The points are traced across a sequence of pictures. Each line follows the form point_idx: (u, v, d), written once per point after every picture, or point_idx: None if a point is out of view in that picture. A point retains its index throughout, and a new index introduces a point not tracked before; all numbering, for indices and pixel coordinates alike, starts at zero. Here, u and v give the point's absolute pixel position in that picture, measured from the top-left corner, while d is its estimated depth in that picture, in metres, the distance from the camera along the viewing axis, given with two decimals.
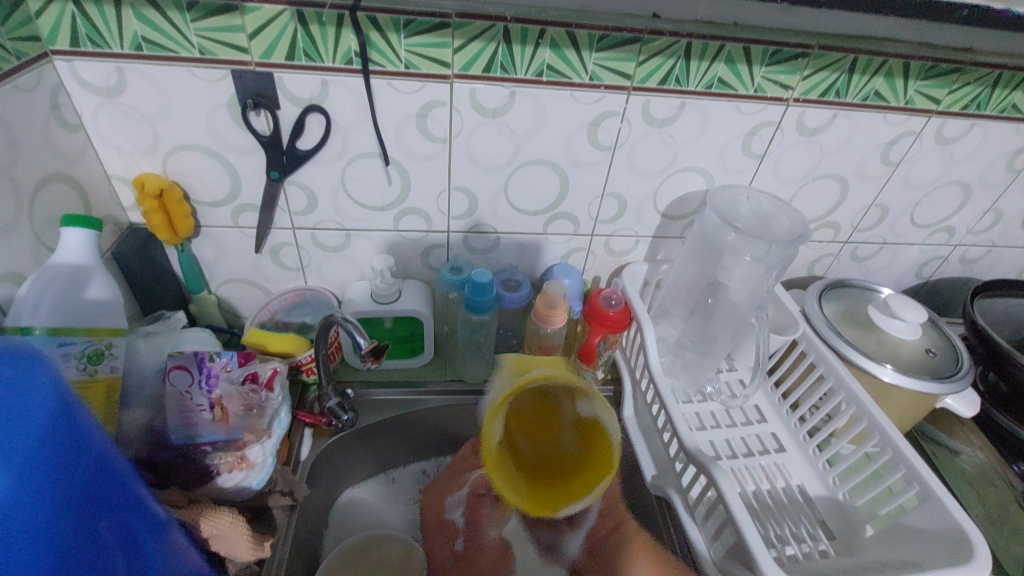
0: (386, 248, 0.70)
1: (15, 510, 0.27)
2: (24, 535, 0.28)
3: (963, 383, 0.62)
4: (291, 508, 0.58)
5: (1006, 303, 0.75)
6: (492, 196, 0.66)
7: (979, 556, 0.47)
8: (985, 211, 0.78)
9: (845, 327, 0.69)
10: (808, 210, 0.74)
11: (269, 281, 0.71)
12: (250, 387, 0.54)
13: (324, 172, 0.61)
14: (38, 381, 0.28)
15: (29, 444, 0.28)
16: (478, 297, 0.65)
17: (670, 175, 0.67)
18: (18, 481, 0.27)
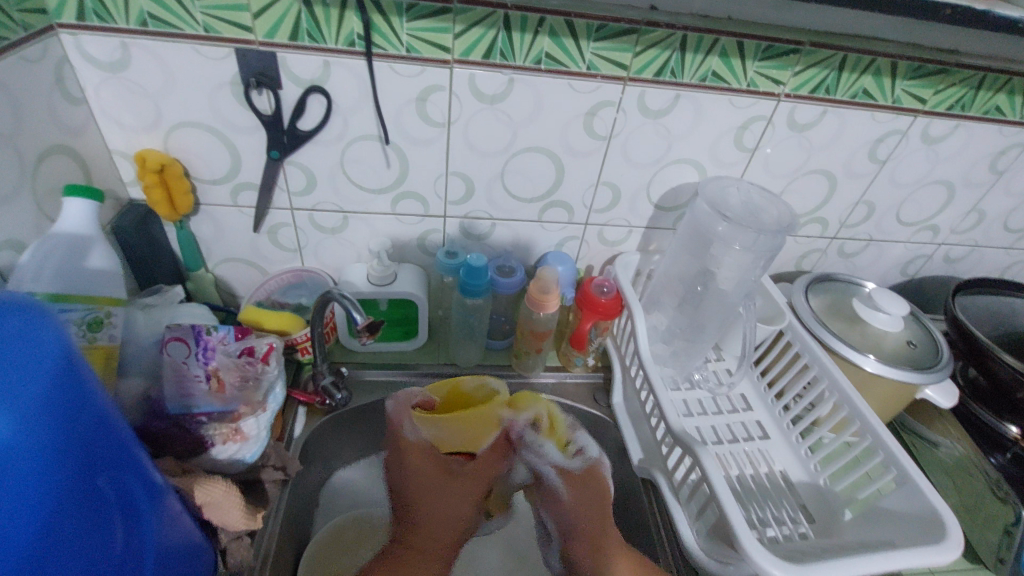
0: (383, 232, 0.71)
1: (23, 460, 0.28)
2: (36, 484, 0.29)
3: (943, 373, 0.64)
4: (284, 482, 0.59)
5: (985, 301, 0.77)
6: (489, 183, 0.67)
7: (953, 537, 0.49)
8: (969, 211, 0.80)
9: (831, 319, 0.70)
10: (797, 205, 0.76)
11: (266, 261, 0.72)
12: (246, 359, 0.56)
13: (323, 153, 0.62)
14: (48, 335, 0.30)
15: (45, 395, 0.29)
16: (473, 281, 0.66)
17: (663, 166, 0.68)
18: (32, 428, 0.28)
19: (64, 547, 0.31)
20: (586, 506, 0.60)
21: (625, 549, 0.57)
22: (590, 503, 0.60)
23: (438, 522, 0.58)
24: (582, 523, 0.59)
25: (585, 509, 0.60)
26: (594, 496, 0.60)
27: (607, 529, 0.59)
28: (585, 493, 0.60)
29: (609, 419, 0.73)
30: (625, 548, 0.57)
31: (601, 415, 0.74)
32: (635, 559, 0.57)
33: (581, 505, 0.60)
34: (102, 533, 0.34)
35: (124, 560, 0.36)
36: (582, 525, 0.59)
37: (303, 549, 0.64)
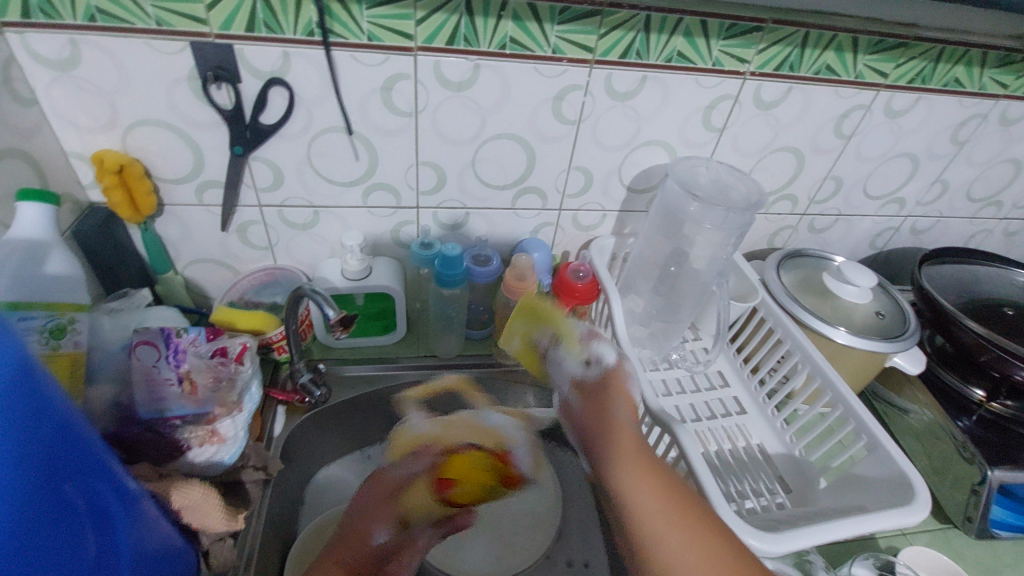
0: (356, 225, 0.70)
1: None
2: (6, 494, 0.28)
3: (911, 341, 0.65)
4: (266, 482, 0.59)
5: (950, 270, 0.79)
6: (460, 171, 0.67)
7: (920, 499, 0.50)
8: (933, 182, 0.82)
9: (803, 295, 0.72)
10: (767, 183, 0.77)
11: (237, 260, 0.71)
12: (219, 360, 0.54)
13: (289, 147, 0.61)
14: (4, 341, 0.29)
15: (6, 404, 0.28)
16: (448, 271, 0.66)
17: (633, 149, 0.69)
18: None
19: (35, 557, 0.30)
20: (594, 405, 0.57)
21: (640, 472, 0.48)
22: (620, 425, 0.53)
23: (360, 536, 0.56)
24: (591, 417, 0.56)
25: (591, 412, 0.56)
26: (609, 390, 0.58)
27: (625, 451, 0.50)
28: (598, 393, 0.58)
29: None
30: (630, 447, 0.50)
31: None
32: (659, 488, 0.46)
33: (594, 414, 0.56)
34: (73, 539, 0.33)
35: (98, 563, 0.36)
36: (597, 450, 0.52)
37: (290, 547, 0.64)
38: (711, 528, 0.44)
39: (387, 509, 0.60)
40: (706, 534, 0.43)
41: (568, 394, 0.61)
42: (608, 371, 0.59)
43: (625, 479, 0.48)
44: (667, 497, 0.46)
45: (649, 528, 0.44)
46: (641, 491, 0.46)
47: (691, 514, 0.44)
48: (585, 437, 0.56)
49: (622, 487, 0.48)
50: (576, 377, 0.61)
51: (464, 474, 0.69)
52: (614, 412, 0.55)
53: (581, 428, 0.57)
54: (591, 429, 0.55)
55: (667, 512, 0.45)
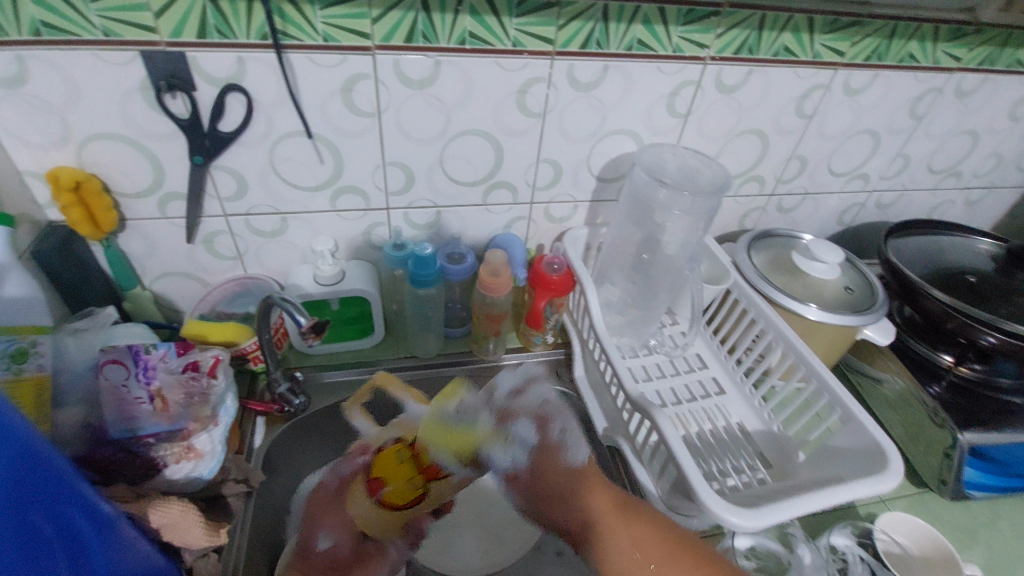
0: (325, 230, 0.69)
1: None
2: None
3: (880, 313, 0.67)
4: (248, 495, 0.58)
5: (916, 241, 0.81)
6: (428, 170, 0.66)
7: (893, 467, 0.52)
8: (894, 157, 0.84)
9: (774, 275, 0.73)
10: (733, 166, 0.78)
11: (206, 271, 0.69)
12: (190, 375, 0.53)
13: (251, 153, 0.60)
14: None
15: None
16: (422, 271, 0.66)
17: (600, 139, 0.69)
18: None
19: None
20: (588, 488, 0.50)
21: (627, 534, 0.47)
22: (564, 486, 0.52)
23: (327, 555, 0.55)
24: (547, 492, 0.52)
25: (543, 488, 0.53)
26: (593, 473, 0.52)
27: (583, 484, 0.51)
28: (544, 476, 0.53)
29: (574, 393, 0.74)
30: (620, 513, 0.48)
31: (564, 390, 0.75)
32: (643, 539, 0.47)
33: (569, 482, 0.51)
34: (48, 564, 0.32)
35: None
36: (581, 512, 0.50)
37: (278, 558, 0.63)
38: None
39: (340, 512, 0.58)
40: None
41: (514, 460, 0.55)
42: (533, 450, 0.55)
43: (638, 554, 0.46)
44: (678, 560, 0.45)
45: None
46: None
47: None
48: (574, 530, 0.50)
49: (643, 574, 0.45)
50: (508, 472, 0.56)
51: (389, 472, 0.60)
52: (574, 498, 0.51)
53: (529, 498, 0.54)
54: (564, 513, 0.51)
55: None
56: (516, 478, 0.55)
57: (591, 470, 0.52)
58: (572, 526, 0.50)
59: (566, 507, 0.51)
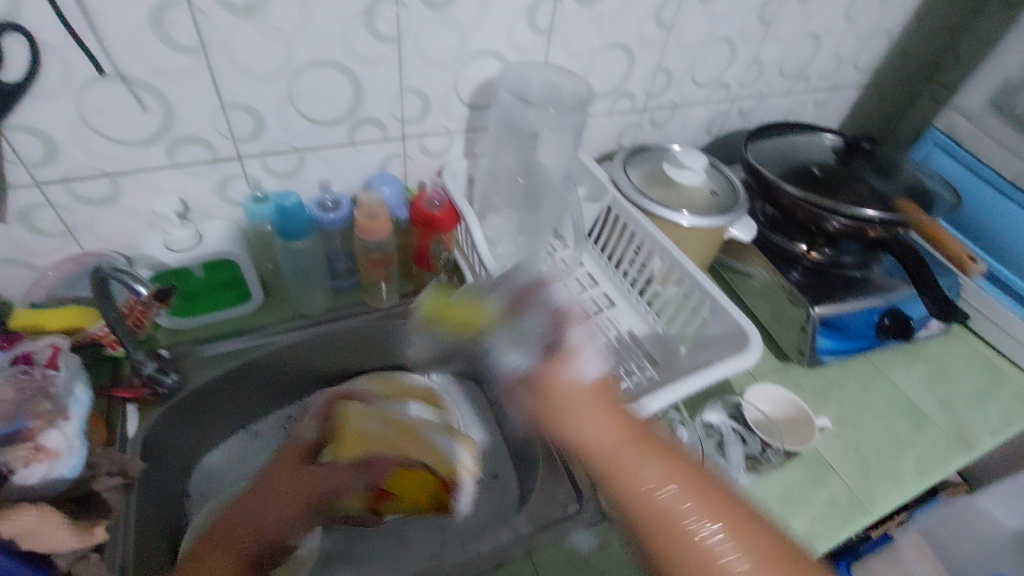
0: (171, 190, 0.61)
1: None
2: None
3: (741, 212, 0.72)
4: (129, 486, 0.53)
5: (773, 142, 0.87)
6: (280, 111, 0.60)
7: (753, 344, 0.58)
8: (750, 63, 0.88)
9: (650, 188, 0.75)
10: (603, 83, 0.78)
11: (30, 254, 0.60)
12: (21, 370, 0.47)
13: (51, 106, 0.50)
14: None
15: None
16: (291, 223, 0.62)
17: (464, 62, 0.66)
18: None
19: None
20: (592, 405, 0.44)
21: (641, 458, 0.42)
22: (574, 398, 0.45)
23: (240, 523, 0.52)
24: (548, 402, 0.45)
25: (547, 398, 0.45)
26: (600, 397, 0.45)
27: (587, 404, 0.44)
28: (567, 393, 0.45)
29: None
30: (635, 437, 0.43)
31: None
32: (665, 457, 0.42)
33: (577, 402, 0.45)
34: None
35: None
36: (594, 435, 0.43)
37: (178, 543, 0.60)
38: (746, 516, 0.39)
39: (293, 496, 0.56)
40: (750, 531, 0.39)
41: (524, 359, 0.49)
42: (550, 366, 0.46)
43: (659, 475, 0.41)
44: (698, 486, 0.40)
45: (708, 555, 0.38)
46: (700, 529, 0.39)
47: (750, 526, 0.39)
48: (577, 447, 0.44)
49: (659, 491, 0.40)
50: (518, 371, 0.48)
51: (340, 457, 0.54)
52: (587, 418, 0.44)
53: (540, 401, 0.46)
54: (567, 429, 0.44)
55: (720, 526, 0.39)
56: (527, 381, 0.47)
57: (597, 388, 0.46)
58: (570, 444, 0.44)
59: (580, 434, 0.43)
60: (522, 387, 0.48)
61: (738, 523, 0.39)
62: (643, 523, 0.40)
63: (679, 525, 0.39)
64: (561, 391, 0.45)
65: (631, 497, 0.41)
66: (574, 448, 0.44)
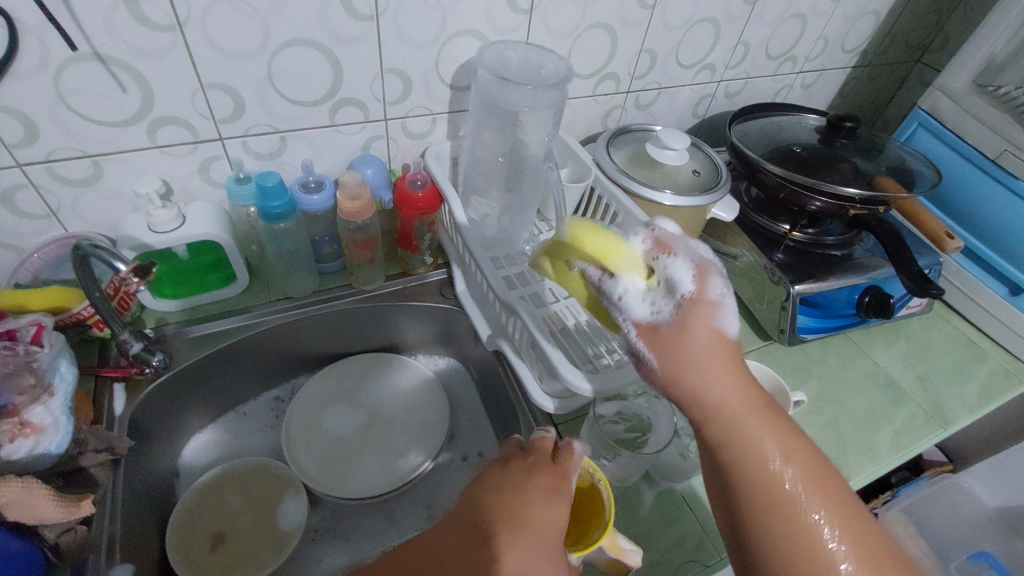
0: (153, 171, 0.62)
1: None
2: None
3: (723, 191, 0.73)
4: (116, 462, 0.54)
5: (757, 124, 0.88)
6: (259, 91, 0.60)
7: None
8: (735, 45, 0.88)
9: (634, 169, 0.76)
10: (586, 64, 0.78)
11: (15, 235, 0.60)
12: (6, 345, 0.47)
13: (29, 85, 0.50)
14: None
15: None
16: (272, 203, 0.62)
17: (444, 43, 0.66)
18: None
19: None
20: (725, 360, 0.39)
21: (767, 428, 0.39)
22: (710, 359, 0.39)
23: None
24: (677, 348, 0.39)
25: (683, 345, 0.39)
26: (732, 355, 0.40)
27: (718, 360, 0.39)
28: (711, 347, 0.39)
29: (458, 308, 0.75)
30: (761, 410, 0.40)
31: (448, 307, 0.76)
32: (781, 428, 0.39)
33: (710, 356, 0.39)
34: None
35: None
36: (713, 396, 0.39)
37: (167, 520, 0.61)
38: (849, 508, 0.39)
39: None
40: (865, 535, 0.38)
41: (657, 313, 0.41)
42: (690, 301, 0.40)
43: (780, 449, 0.39)
44: (816, 471, 0.39)
45: (813, 538, 0.37)
46: (814, 512, 0.38)
47: (857, 518, 0.39)
48: (695, 403, 0.40)
49: (776, 463, 0.38)
50: (644, 321, 0.41)
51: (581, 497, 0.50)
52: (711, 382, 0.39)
53: (660, 352, 0.40)
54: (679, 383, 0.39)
55: (831, 517, 0.38)
56: (653, 330, 0.41)
57: (730, 349, 0.40)
58: (688, 395, 0.40)
59: (707, 400, 0.39)
60: (634, 342, 0.41)
61: (850, 517, 0.38)
62: (747, 493, 0.38)
63: (795, 507, 0.38)
64: (679, 334, 0.40)
65: (750, 467, 0.38)
66: (689, 406, 0.40)
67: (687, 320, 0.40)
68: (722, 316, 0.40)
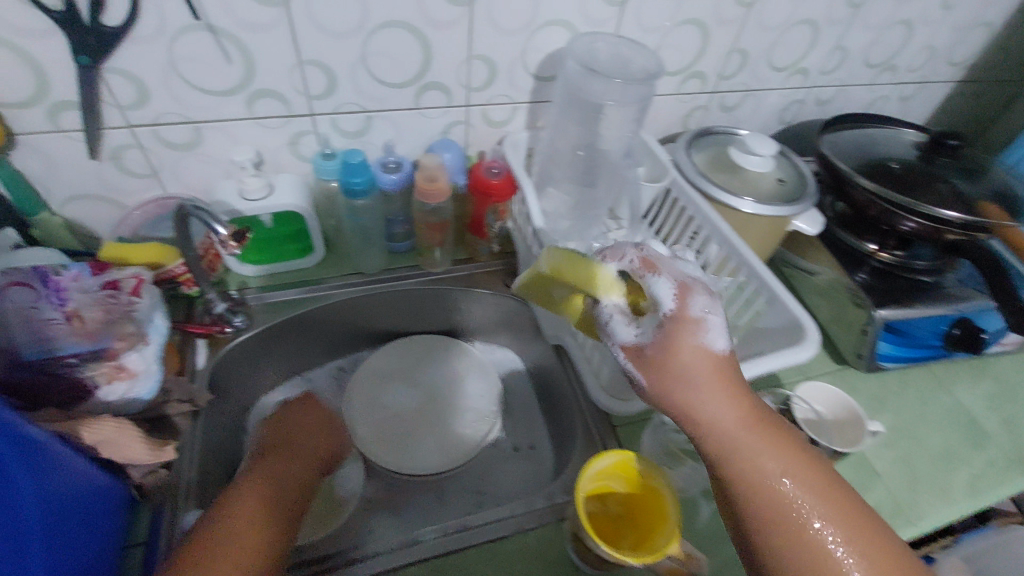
0: (247, 140, 0.64)
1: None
2: None
3: (809, 203, 0.69)
4: (195, 414, 0.58)
5: (849, 134, 0.83)
6: (351, 70, 0.62)
7: (811, 337, 0.55)
8: (833, 49, 0.83)
9: (714, 172, 0.73)
10: (674, 61, 0.76)
11: (120, 192, 0.64)
12: (109, 293, 0.51)
13: (146, 51, 0.53)
14: None
15: None
16: (355, 179, 0.64)
17: (533, 31, 0.65)
18: None
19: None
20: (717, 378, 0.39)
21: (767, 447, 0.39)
22: (698, 375, 0.39)
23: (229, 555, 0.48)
24: (663, 368, 0.40)
25: (667, 365, 0.40)
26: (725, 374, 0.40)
27: (707, 376, 0.39)
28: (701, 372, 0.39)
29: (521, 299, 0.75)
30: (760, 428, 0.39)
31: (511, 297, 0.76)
32: (782, 443, 0.39)
33: (697, 376, 0.39)
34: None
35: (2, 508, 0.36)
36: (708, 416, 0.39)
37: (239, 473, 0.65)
38: (861, 522, 0.37)
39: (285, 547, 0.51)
40: (888, 555, 0.36)
41: (640, 336, 0.42)
42: (672, 319, 0.40)
43: (779, 462, 0.38)
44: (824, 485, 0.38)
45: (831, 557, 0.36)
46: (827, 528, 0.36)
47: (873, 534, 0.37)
48: (687, 421, 0.40)
49: (777, 477, 0.38)
50: (631, 343, 0.42)
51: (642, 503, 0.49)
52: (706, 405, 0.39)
53: (647, 370, 0.41)
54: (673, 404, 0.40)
55: (845, 532, 0.36)
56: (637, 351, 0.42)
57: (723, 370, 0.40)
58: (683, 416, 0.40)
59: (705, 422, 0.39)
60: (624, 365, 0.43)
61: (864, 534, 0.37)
62: (748, 509, 0.38)
63: (802, 525, 0.37)
64: (665, 355, 0.40)
65: (752, 486, 0.38)
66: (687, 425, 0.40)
67: (674, 341, 0.40)
68: (709, 334, 0.40)
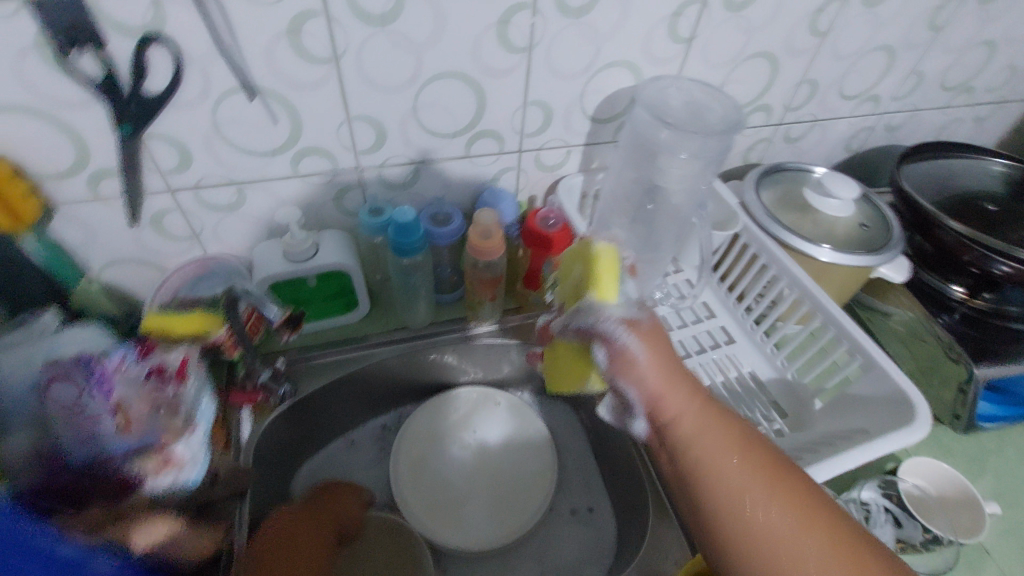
0: (291, 198, 0.61)
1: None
2: None
3: (894, 251, 0.64)
4: (241, 495, 0.55)
5: (929, 166, 0.76)
6: (402, 123, 0.58)
7: (920, 417, 0.50)
8: (908, 74, 0.77)
9: (783, 213, 0.69)
10: (739, 95, 0.70)
11: (161, 254, 0.61)
12: (156, 382, 0.47)
13: (190, 117, 0.50)
14: None
15: None
16: (406, 240, 0.60)
17: (594, 74, 0.60)
18: None
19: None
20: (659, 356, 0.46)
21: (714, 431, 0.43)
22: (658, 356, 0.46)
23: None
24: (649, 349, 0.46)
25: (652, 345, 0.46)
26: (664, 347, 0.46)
27: (665, 358, 0.46)
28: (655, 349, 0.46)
29: None
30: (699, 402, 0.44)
31: None
32: (734, 433, 0.43)
33: (662, 361, 0.45)
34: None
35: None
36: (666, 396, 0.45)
37: None
38: (819, 511, 0.39)
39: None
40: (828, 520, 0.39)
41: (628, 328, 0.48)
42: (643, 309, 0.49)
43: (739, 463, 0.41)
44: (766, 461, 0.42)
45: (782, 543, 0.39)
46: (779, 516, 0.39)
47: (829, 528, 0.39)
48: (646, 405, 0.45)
49: (739, 480, 0.41)
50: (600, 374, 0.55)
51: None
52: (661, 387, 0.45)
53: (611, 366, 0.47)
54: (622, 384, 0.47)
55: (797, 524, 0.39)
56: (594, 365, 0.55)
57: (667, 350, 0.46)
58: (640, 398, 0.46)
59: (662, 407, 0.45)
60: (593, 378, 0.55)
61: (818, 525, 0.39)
62: (719, 506, 0.41)
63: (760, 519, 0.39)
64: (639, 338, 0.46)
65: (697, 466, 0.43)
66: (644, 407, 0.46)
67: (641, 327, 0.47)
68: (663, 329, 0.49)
